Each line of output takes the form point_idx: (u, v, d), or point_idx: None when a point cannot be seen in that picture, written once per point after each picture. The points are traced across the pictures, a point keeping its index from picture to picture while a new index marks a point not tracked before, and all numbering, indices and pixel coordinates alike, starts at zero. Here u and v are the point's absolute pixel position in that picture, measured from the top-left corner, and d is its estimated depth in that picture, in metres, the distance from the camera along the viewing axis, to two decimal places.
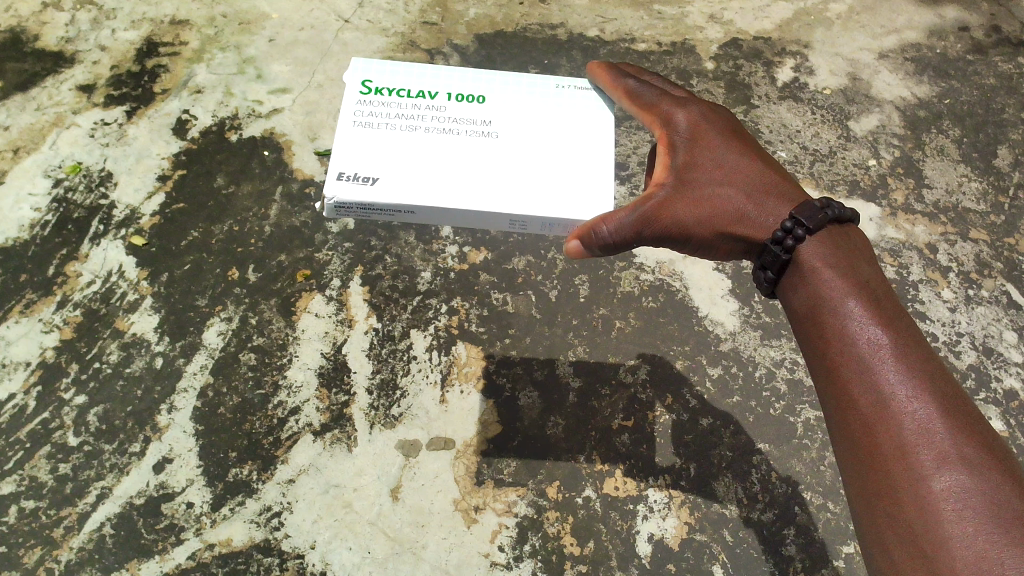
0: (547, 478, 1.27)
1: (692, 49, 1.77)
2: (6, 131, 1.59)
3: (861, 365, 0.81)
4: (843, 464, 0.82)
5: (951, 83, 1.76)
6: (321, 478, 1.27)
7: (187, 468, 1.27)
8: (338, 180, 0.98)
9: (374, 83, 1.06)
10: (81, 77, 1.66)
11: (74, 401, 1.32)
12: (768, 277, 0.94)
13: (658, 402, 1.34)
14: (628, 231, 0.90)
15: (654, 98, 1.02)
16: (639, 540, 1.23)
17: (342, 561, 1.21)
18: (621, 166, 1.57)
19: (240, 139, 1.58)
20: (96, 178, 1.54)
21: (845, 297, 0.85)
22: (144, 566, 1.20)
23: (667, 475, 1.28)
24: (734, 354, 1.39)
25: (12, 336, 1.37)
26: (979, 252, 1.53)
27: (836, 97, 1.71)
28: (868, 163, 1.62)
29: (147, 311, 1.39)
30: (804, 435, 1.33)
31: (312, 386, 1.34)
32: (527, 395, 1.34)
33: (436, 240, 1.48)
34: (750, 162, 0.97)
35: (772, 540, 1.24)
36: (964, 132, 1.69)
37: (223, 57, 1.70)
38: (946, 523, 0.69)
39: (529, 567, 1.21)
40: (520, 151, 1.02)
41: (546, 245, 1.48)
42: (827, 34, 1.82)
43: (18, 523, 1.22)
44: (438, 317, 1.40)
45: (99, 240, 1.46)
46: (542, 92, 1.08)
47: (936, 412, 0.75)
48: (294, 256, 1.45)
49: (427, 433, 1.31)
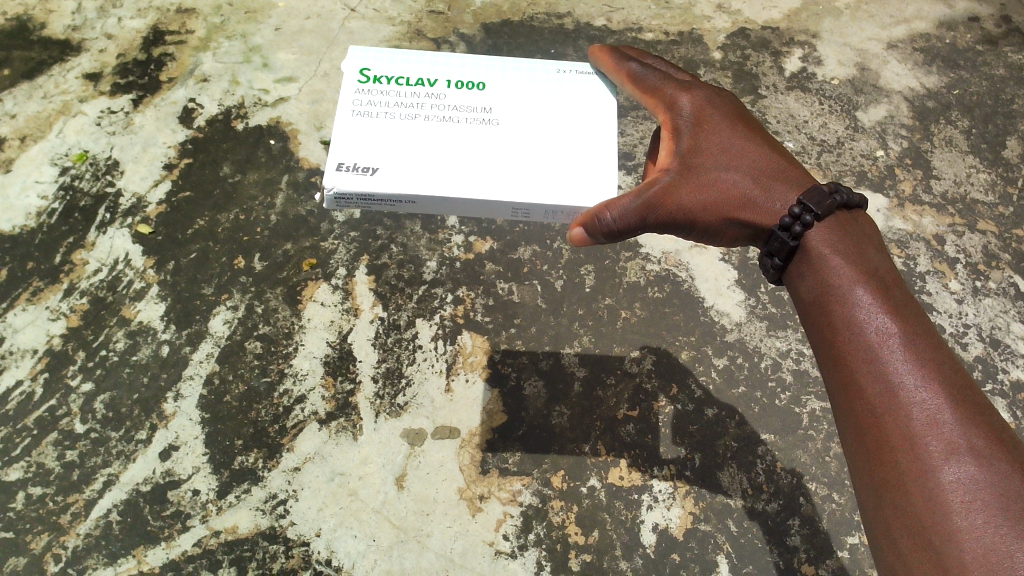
0: (552, 467, 1.27)
1: (699, 39, 1.76)
2: (12, 119, 1.59)
3: (869, 353, 0.81)
4: (850, 455, 0.82)
5: (960, 73, 1.75)
6: (326, 466, 1.27)
7: (194, 456, 1.27)
8: (337, 171, 0.97)
9: (372, 71, 1.06)
10: (87, 66, 1.66)
11: (81, 388, 1.32)
12: (775, 264, 0.93)
13: (663, 393, 1.34)
14: (632, 218, 0.90)
15: (657, 82, 1.02)
16: (643, 530, 1.23)
17: (347, 549, 1.21)
18: (627, 156, 1.56)
19: (246, 128, 1.58)
20: (102, 167, 1.54)
21: (854, 286, 0.85)
22: (151, 552, 1.20)
23: (672, 465, 1.28)
24: (739, 344, 1.39)
25: (19, 323, 1.38)
26: (987, 243, 1.52)
27: (844, 87, 1.71)
28: (876, 153, 1.62)
29: (153, 300, 1.40)
30: (810, 426, 1.33)
31: (318, 373, 1.34)
32: (532, 384, 1.34)
33: (442, 229, 1.48)
34: (755, 145, 0.96)
35: (777, 530, 1.24)
36: (973, 123, 1.68)
37: (229, 46, 1.70)
38: (954, 515, 0.69)
39: (534, 556, 1.21)
40: (522, 138, 1.02)
41: (551, 235, 1.48)
42: (836, 23, 1.81)
43: (26, 509, 1.23)
44: (443, 306, 1.41)
45: (106, 229, 1.47)
46: (543, 77, 1.08)
47: (944, 402, 0.75)
48: (300, 245, 1.45)
49: (432, 421, 1.31)
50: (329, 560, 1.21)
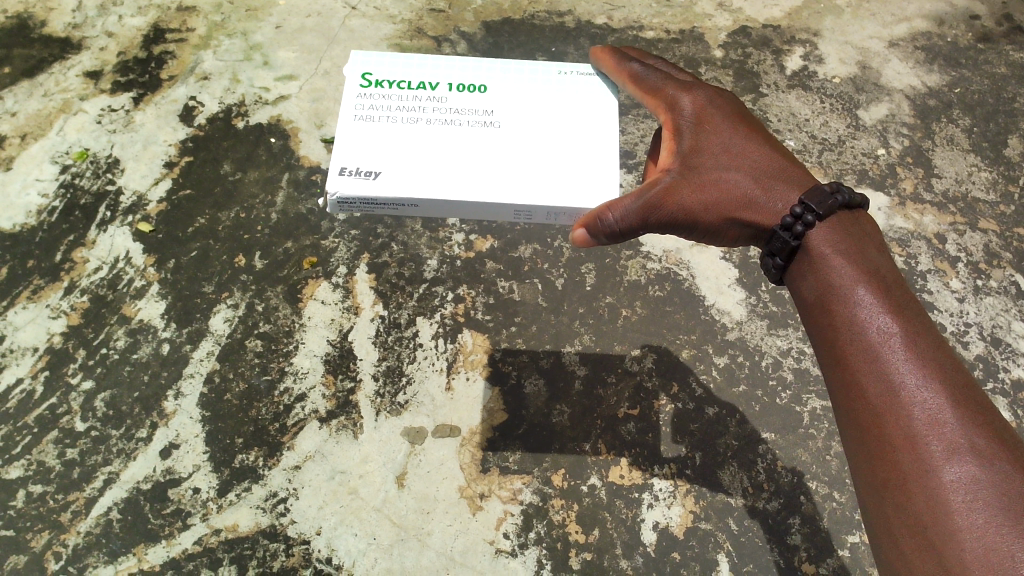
0: (552, 466, 1.27)
1: (700, 37, 1.76)
2: (13, 117, 1.59)
3: (870, 353, 0.80)
4: (851, 454, 0.82)
5: (961, 72, 1.75)
6: (326, 464, 1.27)
7: (194, 454, 1.27)
8: (340, 175, 0.97)
9: (374, 76, 1.06)
10: (88, 64, 1.66)
11: (81, 386, 1.32)
12: (777, 264, 0.94)
13: (664, 391, 1.33)
14: (634, 218, 0.90)
15: (658, 82, 1.02)
16: (644, 528, 1.23)
17: (347, 547, 1.21)
18: (628, 154, 1.56)
19: (246, 126, 1.58)
20: (102, 165, 1.54)
21: (855, 285, 0.85)
22: (151, 550, 1.20)
23: (673, 464, 1.28)
24: (740, 343, 1.39)
25: (19, 321, 1.38)
26: (988, 242, 1.52)
27: (845, 86, 1.70)
28: (877, 152, 1.61)
29: (154, 298, 1.40)
30: (810, 424, 1.33)
31: (318, 372, 1.34)
32: (533, 382, 1.34)
33: (442, 227, 1.48)
34: (756, 145, 0.96)
35: (777, 529, 1.24)
36: (974, 121, 1.68)
37: (229, 44, 1.70)
38: (955, 514, 0.69)
39: (534, 554, 1.21)
40: (524, 140, 1.02)
41: (552, 233, 1.48)
42: (837, 21, 1.81)
43: (26, 507, 1.23)
44: (444, 305, 1.40)
45: (106, 227, 1.47)
46: (544, 79, 1.08)
47: (946, 402, 0.75)
48: (300, 243, 1.45)
49: (432, 420, 1.31)
50: (330, 558, 1.21)
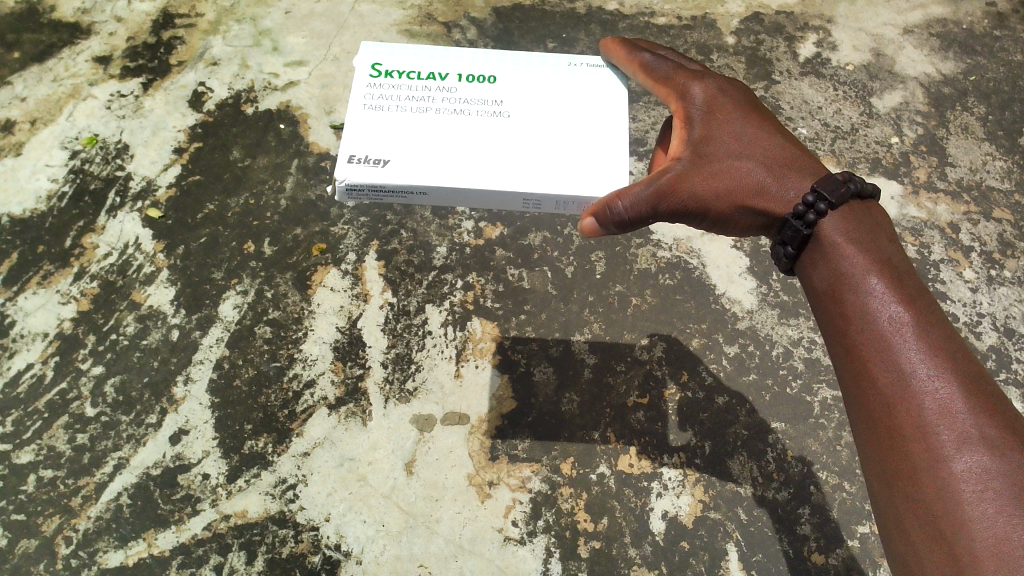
0: (561, 454, 1.27)
1: (713, 23, 1.74)
2: (23, 102, 1.59)
3: (882, 344, 0.80)
4: (861, 443, 0.82)
5: (977, 59, 1.73)
6: (335, 451, 1.27)
7: (204, 440, 1.27)
8: (348, 163, 0.97)
9: (384, 67, 1.05)
10: (97, 49, 1.66)
11: (91, 371, 1.32)
12: (787, 253, 0.92)
13: (673, 380, 1.33)
14: (644, 206, 0.89)
15: (669, 72, 1.00)
16: (652, 517, 1.23)
17: (357, 534, 1.21)
18: (638, 141, 1.55)
19: (256, 112, 1.57)
20: (112, 150, 1.54)
21: (867, 275, 0.84)
22: (161, 536, 1.21)
23: (682, 454, 1.27)
24: (750, 332, 1.38)
25: (29, 306, 1.38)
26: (1002, 232, 1.51)
27: (859, 73, 1.69)
28: (891, 140, 1.60)
29: (164, 284, 1.40)
30: (821, 415, 1.32)
31: (327, 359, 1.34)
32: (542, 370, 1.33)
33: (452, 214, 1.48)
34: (769, 135, 0.95)
35: (786, 519, 1.23)
36: (990, 110, 1.66)
37: (239, 29, 1.69)
38: (965, 505, 0.69)
39: (542, 542, 1.21)
40: (533, 131, 1.01)
41: (562, 221, 1.47)
42: (851, 8, 1.79)
43: (37, 491, 1.23)
44: (453, 292, 1.40)
45: (116, 213, 1.47)
46: (554, 70, 1.07)
47: (958, 392, 0.74)
48: (310, 230, 1.45)
49: (442, 407, 1.31)
50: (339, 545, 1.21)
